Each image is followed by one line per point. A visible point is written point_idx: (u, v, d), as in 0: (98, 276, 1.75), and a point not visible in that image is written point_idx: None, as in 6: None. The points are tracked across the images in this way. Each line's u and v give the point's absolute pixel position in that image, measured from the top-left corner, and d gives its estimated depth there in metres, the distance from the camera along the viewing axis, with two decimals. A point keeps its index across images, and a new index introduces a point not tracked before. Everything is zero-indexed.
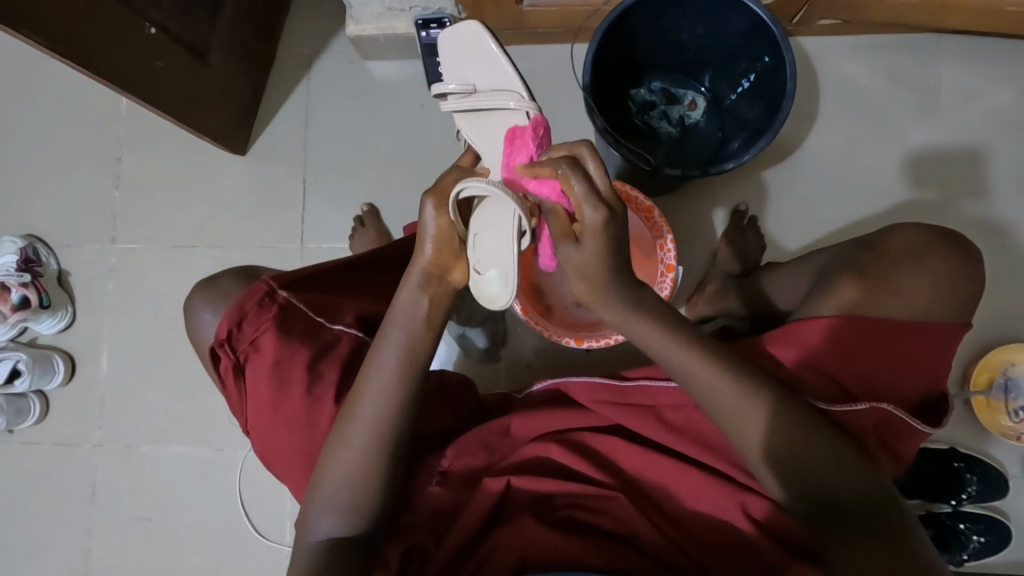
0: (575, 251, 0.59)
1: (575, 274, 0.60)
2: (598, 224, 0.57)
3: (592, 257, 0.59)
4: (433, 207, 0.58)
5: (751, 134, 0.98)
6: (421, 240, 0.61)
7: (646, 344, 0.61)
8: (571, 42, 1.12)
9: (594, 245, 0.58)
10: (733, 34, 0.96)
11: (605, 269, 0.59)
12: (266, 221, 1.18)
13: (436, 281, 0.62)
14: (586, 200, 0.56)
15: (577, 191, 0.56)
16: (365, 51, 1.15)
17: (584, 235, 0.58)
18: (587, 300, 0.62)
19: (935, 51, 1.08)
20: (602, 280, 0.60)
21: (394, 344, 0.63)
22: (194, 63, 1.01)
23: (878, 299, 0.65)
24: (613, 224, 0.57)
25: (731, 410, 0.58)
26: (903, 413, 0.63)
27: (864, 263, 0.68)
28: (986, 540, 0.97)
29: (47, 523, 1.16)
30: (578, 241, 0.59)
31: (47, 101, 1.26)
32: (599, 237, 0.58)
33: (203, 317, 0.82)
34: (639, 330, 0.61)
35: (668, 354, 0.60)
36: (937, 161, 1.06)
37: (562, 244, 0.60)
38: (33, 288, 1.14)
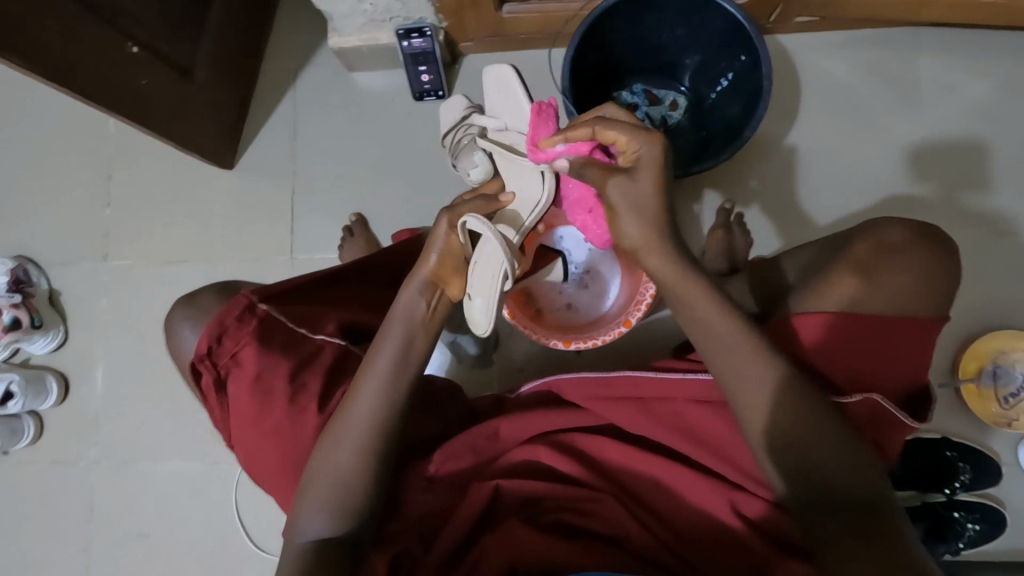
0: (630, 182, 0.60)
1: (631, 214, 0.60)
2: (654, 153, 0.60)
3: (647, 188, 0.60)
4: (447, 224, 0.63)
5: (733, 132, 0.99)
6: (426, 249, 0.64)
7: (693, 301, 0.61)
8: (548, 50, 1.13)
9: (647, 173, 0.60)
10: (710, 33, 0.99)
11: (658, 213, 0.60)
12: (255, 233, 1.18)
13: (433, 288, 0.65)
14: (635, 135, 0.60)
15: (618, 133, 0.60)
16: (349, 63, 1.16)
17: (638, 166, 0.60)
18: (641, 250, 0.62)
19: (913, 45, 1.09)
20: (656, 234, 0.61)
21: (392, 347, 0.63)
22: (180, 79, 1.02)
23: (873, 294, 0.65)
24: (664, 155, 0.60)
25: (758, 378, 0.58)
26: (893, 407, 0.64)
27: (861, 255, 0.66)
28: (981, 528, 0.97)
29: (44, 544, 1.16)
30: (630, 172, 0.61)
31: (34, 123, 1.26)
32: (652, 165, 0.60)
33: (184, 333, 0.82)
34: (682, 287, 0.61)
35: (701, 318, 0.61)
36: (918, 152, 1.07)
37: (611, 180, 0.61)
38: (25, 309, 1.14)
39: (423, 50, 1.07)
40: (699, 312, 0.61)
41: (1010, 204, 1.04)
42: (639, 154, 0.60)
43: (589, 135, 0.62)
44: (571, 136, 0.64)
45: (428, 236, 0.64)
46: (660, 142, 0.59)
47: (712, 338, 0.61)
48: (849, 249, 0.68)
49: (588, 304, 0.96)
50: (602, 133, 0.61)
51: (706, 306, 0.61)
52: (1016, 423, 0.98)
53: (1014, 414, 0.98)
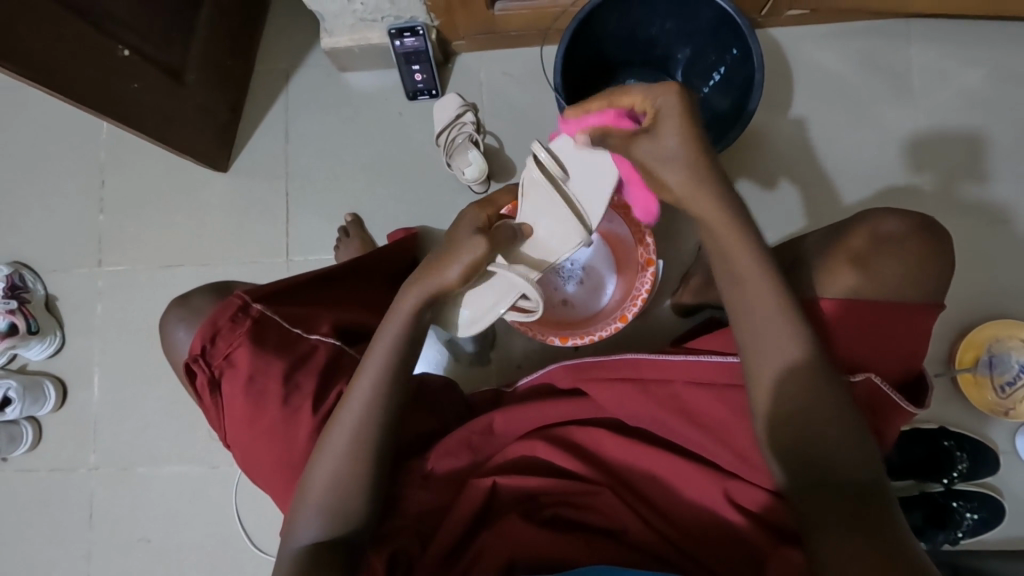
0: (652, 141, 0.60)
1: (669, 169, 0.60)
2: (677, 104, 0.59)
3: (673, 141, 0.59)
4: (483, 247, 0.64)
5: (725, 125, 0.99)
6: (450, 262, 0.64)
7: (737, 262, 0.61)
8: (541, 45, 1.13)
9: (674, 127, 0.59)
10: (701, 27, 0.99)
11: (693, 167, 0.60)
12: (250, 235, 1.18)
13: (439, 299, 0.66)
14: (652, 89, 0.59)
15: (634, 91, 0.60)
16: (342, 63, 1.16)
17: (659, 121, 0.59)
18: (684, 204, 0.62)
19: (904, 35, 1.09)
20: (698, 190, 0.61)
21: (386, 343, 0.64)
22: (172, 82, 1.02)
23: (876, 279, 0.65)
24: (687, 103, 0.58)
25: (791, 335, 0.59)
26: (892, 389, 0.64)
27: (856, 244, 0.68)
28: (980, 517, 0.97)
29: (45, 550, 1.15)
30: (653, 131, 0.60)
31: (27, 130, 1.26)
32: (674, 116, 0.59)
33: (178, 335, 0.83)
34: (728, 245, 0.61)
35: (741, 276, 0.61)
36: (910, 141, 1.07)
37: (637, 144, 0.60)
38: (21, 314, 1.14)
39: (416, 49, 1.06)
40: (737, 269, 0.61)
41: (1003, 191, 1.05)
42: (658, 108, 0.59)
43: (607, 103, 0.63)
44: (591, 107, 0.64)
45: (461, 248, 0.64)
46: (681, 92, 0.58)
47: (754, 299, 0.60)
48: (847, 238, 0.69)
49: (586, 300, 0.97)
50: (617, 97, 0.61)
51: (751, 267, 0.61)
52: (1011, 412, 0.98)
53: (1011, 403, 0.98)
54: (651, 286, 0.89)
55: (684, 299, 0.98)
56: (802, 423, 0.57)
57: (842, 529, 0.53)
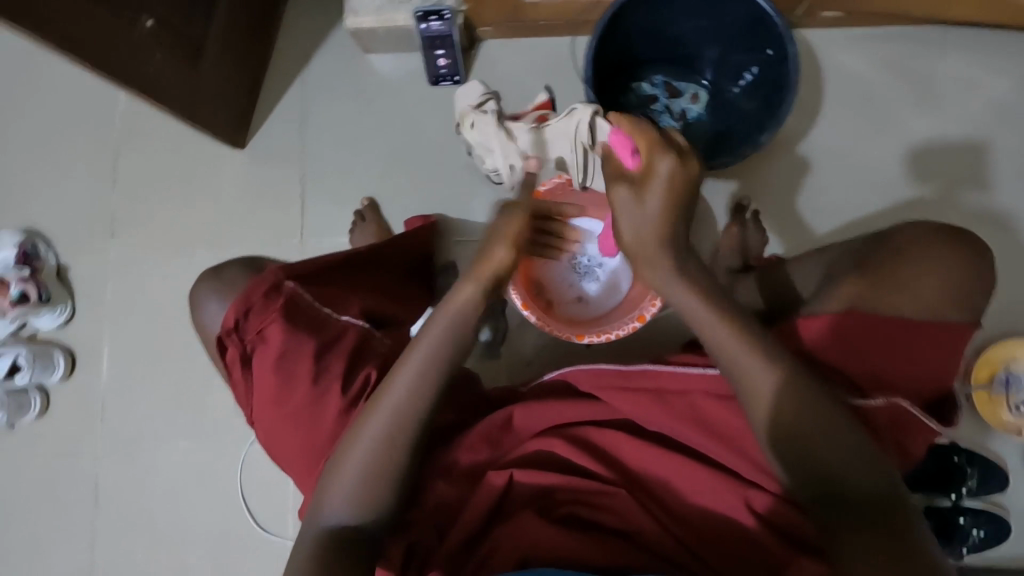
0: (626, 189, 0.60)
1: (629, 216, 0.61)
2: (672, 172, 0.58)
3: (651, 194, 0.59)
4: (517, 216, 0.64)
5: (751, 129, 0.98)
6: (491, 244, 0.64)
7: (692, 310, 0.60)
8: (572, 36, 1.11)
9: (653, 188, 0.59)
10: (735, 25, 0.96)
11: (658, 226, 0.60)
12: (265, 215, 1.18)
13: (496, 284, 0.65)
14: (654, 145, 0.58)
15: (643, 134, 0.59)
16: (364, 44, 1.14)
17: (647, 175, 0.59)
18: (636, 255, 0.62)
19: (939, 44, 1.07)
20: (649, 246, 0.61)
21: (438, 334, 0.63)
22: (192, 56, 1.00)
23: (913, 296, 0.64)
24: (677, 175, 0.58)
25: (761, 372, 0.58)
26: (920, 412, 0.63)
27: (887, 260, 0.67)
28: (985, 535, 0.97)
29: (50, 518, 1.16)
30: (636, 184, 0.60)
31: (43, 97, 1.25)
32: (659, 180, 0.58)
33: (209, 309, 0.83)
34: (682, 296, 0.61)
35: (700, 324, 0.61)
36: (939, 152, 1.05)
37: (616, 186, 0.61)
38: (34, 284, 1.13)
39: (440, 34, 1.04)
40: (698, 317, 0.60)
41: None
42: (652, 163, 0.58)
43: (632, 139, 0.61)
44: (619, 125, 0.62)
45: (500, 228, 0.64)
46: (674, 163, 0.58)
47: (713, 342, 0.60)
48: (880, 250, 0.68)
49: (601, 299, 0.95)
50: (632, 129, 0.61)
51: (712, 316, 0.60)
52: None
53: None
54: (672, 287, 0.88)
55: None
56: (807, 440, 0.57)
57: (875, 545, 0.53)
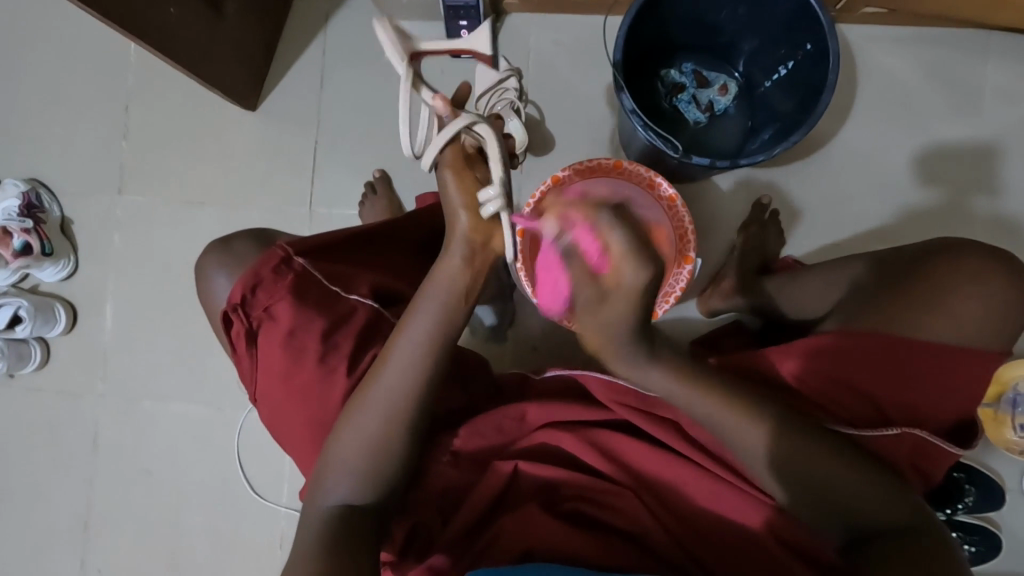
0: (595, 306, 0.52)
1: (592, 329, 0.55)
2: (639, 285, 0.49)
3: (617, 310, 0.51)
4: (453, 176, 0.58)
5: (785, 128, 0.93)
6: (452, 211, 0.60)
7: (672, 393, 0.59)
8: (605, 15, 1.06)
9: (620, 305, 0.51)
10: (776, 17, 0.91)
11: (621, 330, 0.54)
12: (274, 181, 1.15)
13: (475, 245, 0.60)
14: (626, 258, 0.49)
15: (617, 243, 0.49)
16: (386, 10, 1.09)
17: (613, 288, 0.50)
18: (602, 354, 0.58)
19: (983, 50, 1.03)
20: (612, 345, 0.56)
21: (427, 314, 0.61)
22: (208, 11, 0.96)
23: (940, 321, 0.64)
24: (647, 293, 0.50)
25: (746, 437, 0.58)
26: (938, 439, 0.63)
27: (920, 279, 0.66)
28: (976, 550, 0.97)
29: (47, 470, 1.17)
30: (601, 297, 0.51)
31: (51, 41, 1.21)
32: (628, 299, 0.50)
33: (217, 281, 0.81)
34: (659, 380, 0.59)
35: (677, 398, 0.60)
36: (970, 164, 1.02)
37: (582, 290, 0.52)
38: (36, 235, 1.12)
39: (466, 4, 1.00)
40: (678, 396, 0.59)
41: None
42: (624, 278, 0.49)
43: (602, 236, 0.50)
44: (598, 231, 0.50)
45: (444, 196, 0.60)
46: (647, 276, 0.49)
47: (700, 410, 0.59)
48: (909, 270, 0.67)
49: None
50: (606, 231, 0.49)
51: (693, 393, 0.59)
52: None
53: None
54: (685, 285, 0.88)
55: (713, 301, 0.98)
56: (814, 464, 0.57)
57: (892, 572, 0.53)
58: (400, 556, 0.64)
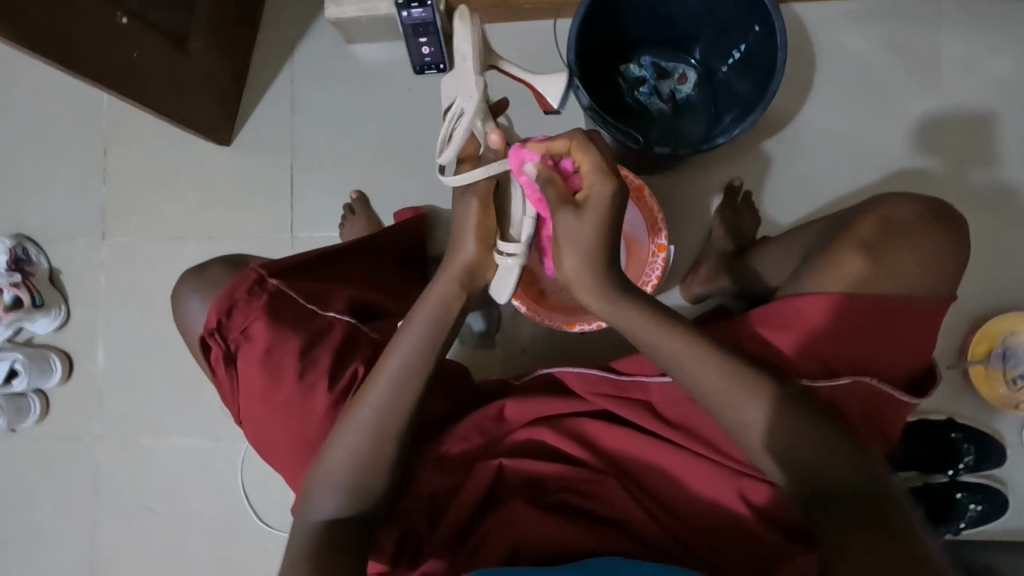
0: (577, 217, 0.59)
1: (572, 251, 0.60)
2: (607, 198, 0.59)
3: (592, 226, 0.59)
4: (477, 204, 0.64)
5: (745, 108, 0.95)
6: (463, 235, 0.65)
7: (671, 356, 0.61)
8: (556, 18, 1.08)
9: (597, 215, 0.59)
10: (724, 1, 0.93)
11: (597, 262, 0.60)
12: (254, 212, 1.17)
13: (471, 270, 0.66)
14: (596, 172, 0.59)
15: (590, 157, 0.59)
16: (348, 34, 1.11)
17: (589, 203, 0.59)
18: (582, 292, 0.62)
19: (934, 15, 1.04)
20: (592, 273, 0.61)
21: (416, 333, 0.64)
22: (174, 51, 0.98)
23: (892, 272, 0.64)
24: (615, 201, 0.59)
25: (742, 402, 0.59)
26: (891, 390, 0.64)
27: (864, 231, 0.67)
28: (983, 509, 0.97)
29: (56, 519, 1.17)
30: (577, 209, 0.60)
31: (26, 98, 1.23)
32: (602, 210, 0.59)
33: (192, 306, 0.82)
34: (640, 332, 0.61)
35: (651, 342, 0.61)
36: (934, 126, 1.04)
37: (560, 210, 0.60)
38: (26, 288, 1.13)
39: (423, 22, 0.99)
40: (681, 360, 0.61)
41: None
42: (593, 190, 0.60)
43: (567, 148, 0.61)
44: (553, 148, 0.61)
45: (459, 216, 0.65)
46: (619, 186, 0.59)
47: (688, 368, 0.60)
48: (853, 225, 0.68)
49: None
50: (578, 147, 0.60)
51: (678, 345, 0.61)
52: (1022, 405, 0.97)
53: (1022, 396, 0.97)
54: (662, 273, 0.91)
55: (693, 285, 0.99)
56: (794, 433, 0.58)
57: (866, 537, 0.52)
58: (392, 566, 0.64)
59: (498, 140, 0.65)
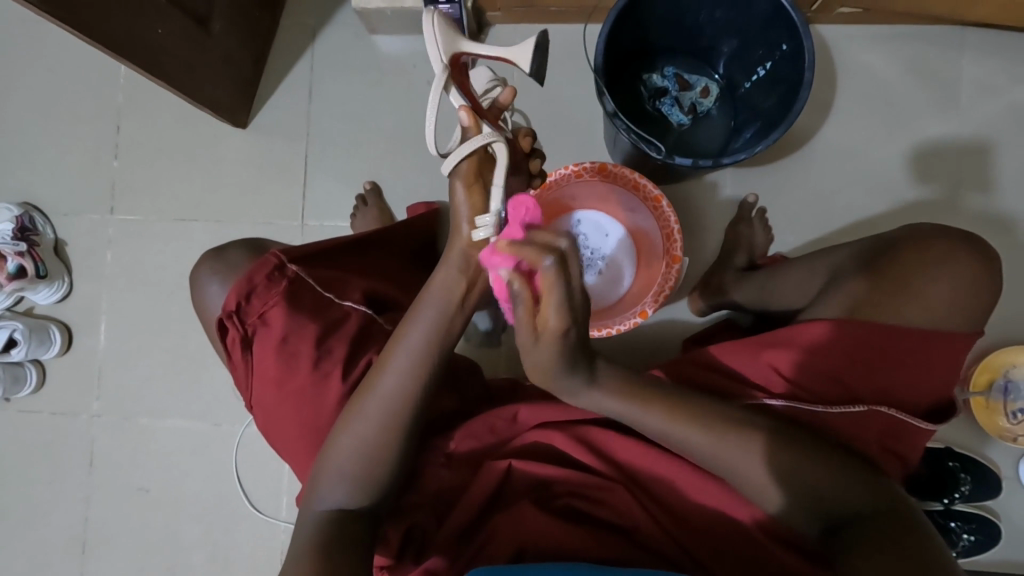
0: (534, 344, 0.54)
1: (532, 362, 0.56)
2: (562, 330, 0.52)
3: (549, 350, 0.54)
4: (463, 186, 0.58)
5: (766, 126, 0.95)
6: (456, 218, 0.59)
7: (648, 425, 0.60)
8: (584, 23, 1.08)
9: (552, 344, 0.53)
10: (753, 18, 0.93)
11: (559, 366, 0.56)
12: (266, 195, 1.16)
13: (469, 259, 0.60)
14: (557, 306, 0.51)
15: (553, 290, 0.50)
16: (372, 24, 1.11)
17: (545, 332, 0.53)
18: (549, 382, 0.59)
19: (957, 45, 1.05)
20: (556, 376, 0.57)
21: (423, 325, 0.61)
22: (196, 30, 0.97)
23: (918, 306, 0.65)
24: (576, 330, 0.53)
25: (741, 448, 0.58)
26: (909, 417, 0.64)
27: (892, 265, 0.67)
28: (975, 539, 0.97)
29: (45, 493, 1.16)
30: (536, 336, 0.53)
31: (43, 67, 1.22)
32: (557, 341, 0.53)
33: (210, 289, 0.82)
34: (615, 407, 0.60)
35: (629, 414, 0.60)
36: (949, 155, 1.04)
37: (521, 334, 0.54)
38: (30, 257, 1.12)
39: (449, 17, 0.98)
40: (665, 433, 0.60)
41: None
42: (550, 323, 0.52)
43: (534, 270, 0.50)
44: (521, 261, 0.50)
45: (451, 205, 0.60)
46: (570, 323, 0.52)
47: (666, 432, 0.60)
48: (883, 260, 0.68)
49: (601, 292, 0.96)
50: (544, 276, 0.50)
51: (655, 416, 0.60)
52: (1020, 439, 0.98)
53: (1021, 430, 0.98)
54: (674, 283, 0.90)
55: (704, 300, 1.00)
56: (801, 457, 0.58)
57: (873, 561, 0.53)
58: (397, 561, 0.65)
59: (468, 116, 0.57)
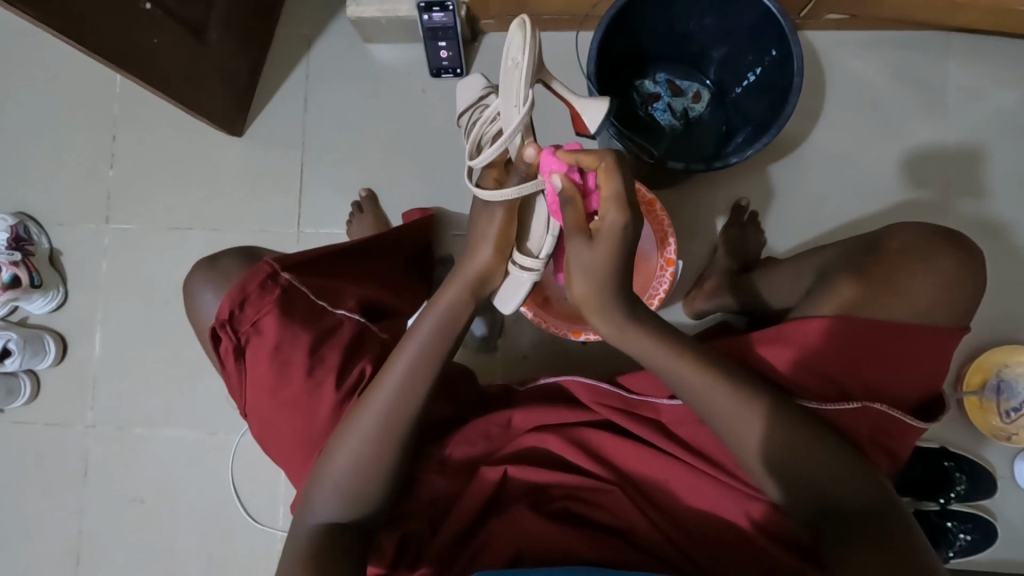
0: (587, 248, 0.61)
1: (580, 274, 0.61)
2: (616, 228, 0.59)
3: (601, 256, 0.60)
4: (501, 215, 0.64)
5: (757, 129, 0.97)
6: (478, 242, 0.66)
7: (672, 374, 0.61)
8: (576, 30, 1.09)
9: (607, 243, 0.60)
10: (742, 25, 0.95)
11: (605, 281, 0.61)
12: (262, 204, 1.16)
13: (480, 281, 0.67)
14: (613, 199, 0.59)
15: (611, 183, 0.59)
16: (367, 33, 1.12)
17: (601, 231, 0.60)
18: (587, 309, 0.63)
19: (943, 51, 1.07)
20: (598, 295, 0.61)
21: (421, 337, 0.64)
22: (192, 40, 0.98)
23: (905, 302, 0.66)
24: (630, 231, 0.60)
25: (749, 420, 0.59)
26: (898, 413, 0.64)
27: (879, 262, 0.68)
28: (972, 539, 0.97)
29: (39, 504, 1.15)
30: (591, 237, 0.61)
31: (39, 77, 1.23)
32: (612, 239, 0.60)
33: (204, 298, 0.82)
34: (644, 348, 0.62)
35: (654, 361, 0.62)
36: (938, 159, 1.06)
37: (574, 237, 0.61)
38: (25, 267, 1.12)
39: (443, 25, 1.03)
40: (690, 385, 0.61)
41: None
42: (605, 221, 0.60)
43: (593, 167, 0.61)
44: (581, 161, 0.61)
45: (475, 231, 0.66)
46: (625, 220, 0.59)
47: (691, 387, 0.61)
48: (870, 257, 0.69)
49: None
50: (604, 168, 0.60)
51: (681, 365, 0.61)
52: (1014, 437, 0.98)
53: (1014, 428, 0.98)
54: (669, 286, 0.91)
55: (697, 302, 1.00)
56: (794, 455, 0.58)
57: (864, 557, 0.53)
58: (392, 567, 0.64)
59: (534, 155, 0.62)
